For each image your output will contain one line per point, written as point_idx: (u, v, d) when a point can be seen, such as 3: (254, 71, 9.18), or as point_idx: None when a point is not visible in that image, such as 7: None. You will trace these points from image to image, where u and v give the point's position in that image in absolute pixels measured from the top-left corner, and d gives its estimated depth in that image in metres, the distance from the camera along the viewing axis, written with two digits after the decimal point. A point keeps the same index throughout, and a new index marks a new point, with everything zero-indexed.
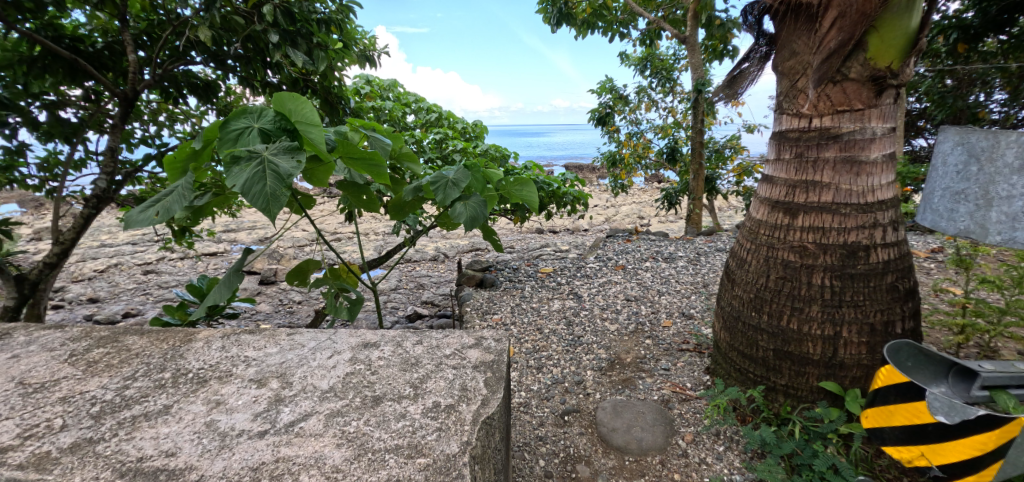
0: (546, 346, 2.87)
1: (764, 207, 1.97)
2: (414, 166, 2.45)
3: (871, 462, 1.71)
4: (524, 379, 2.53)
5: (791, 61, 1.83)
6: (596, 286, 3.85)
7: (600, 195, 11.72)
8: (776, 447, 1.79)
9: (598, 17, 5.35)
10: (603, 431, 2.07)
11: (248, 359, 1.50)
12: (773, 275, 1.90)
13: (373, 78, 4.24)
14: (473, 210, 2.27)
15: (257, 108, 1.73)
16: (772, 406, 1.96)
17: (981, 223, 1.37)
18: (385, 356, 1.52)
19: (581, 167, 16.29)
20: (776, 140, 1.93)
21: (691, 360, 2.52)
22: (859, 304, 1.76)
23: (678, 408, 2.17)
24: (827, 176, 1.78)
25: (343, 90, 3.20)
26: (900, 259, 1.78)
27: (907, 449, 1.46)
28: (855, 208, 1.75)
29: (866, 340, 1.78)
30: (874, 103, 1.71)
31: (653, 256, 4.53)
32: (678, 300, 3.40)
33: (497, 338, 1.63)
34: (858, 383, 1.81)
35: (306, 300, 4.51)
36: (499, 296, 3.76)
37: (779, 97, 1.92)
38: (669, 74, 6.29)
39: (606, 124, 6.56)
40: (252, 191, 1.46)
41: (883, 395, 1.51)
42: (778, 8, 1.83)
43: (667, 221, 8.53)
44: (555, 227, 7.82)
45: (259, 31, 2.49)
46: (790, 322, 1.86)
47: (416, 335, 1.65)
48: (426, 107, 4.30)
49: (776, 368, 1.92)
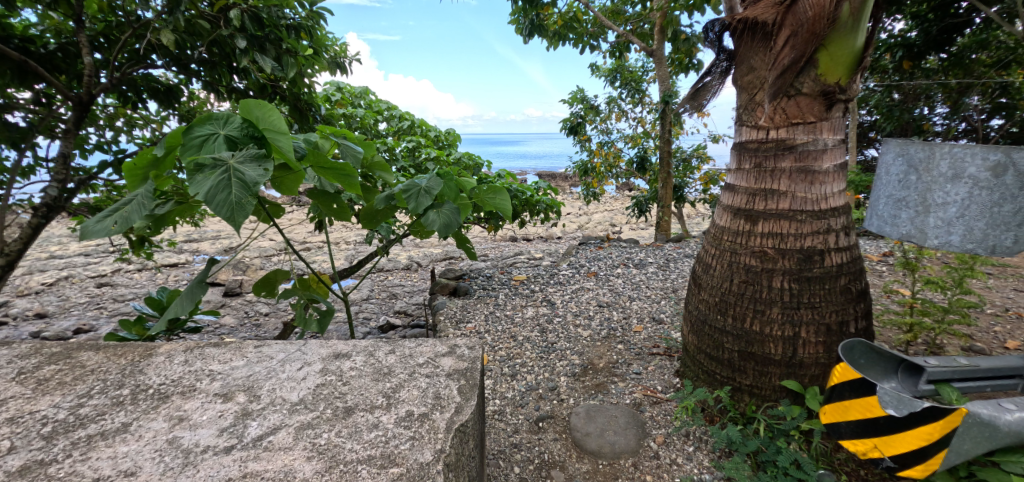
0: (519, 353, 2.89)
1: (727, 214, 2.05)
2: (387, 174, 2.43)
3: (830, 456, 1.79)
4: (498, 387, 2.54)
5: (749, 76, 1.94)
6: (568, 292, 3.90)
7: (573, 204, 11.85)
8: (743, 445, 1.85)
9: (569, 29, 5.49)
10: (578, 436, 2.10)
11: (213, 373, 1.47)
12: (736, 280, 1.98)
13: (345, 85, 4.20)
14: (447, 218, 2.27)
15: (223, 114, 1.69)
16: (738, 406, 2.03)
17: (920, 227, 1.46)
18: (357, 366, 1.50)
19: (554, 177, 16.51)
20: (737, 151, 2.02)
21: (661, 364, 2.59)
22: (815, 305, 1.85)
23: (649, 411, 2.22)
24: (784, 185, 1.87)
25: (314, 97, 3.17)
26: (852, 262, 1.88)
27: (861, 442, 1.52)
28: (810, 215, 1.85)
29: (822, 340, 1.87)
30: (825, 116, 1.82)
31: (624, 263, 4.63)
32: (649, 305, 3.49)
33: (470, 346, 1.63)
34: (816, 381, 1.90)
35: (273, 313, 4.40)
36: (472, 305, 3.77)
37: (739, 110, 2.01)
38: (639, 85, 6.45)
39: (577, 133, 6.68)
40: (217, 199, 1.44)
41: (838, 390, 1.58)
42: (736, 25, 1.91)
43: (638, 228, 8.69)
44: (529, 235, 7.90)
45: (226, 35, 2.46)
46: (752, 325, 1.94)
47: (388, 345, 1.64)
48: (399, 114, 4.30)
49: (741, 369, 2.00)
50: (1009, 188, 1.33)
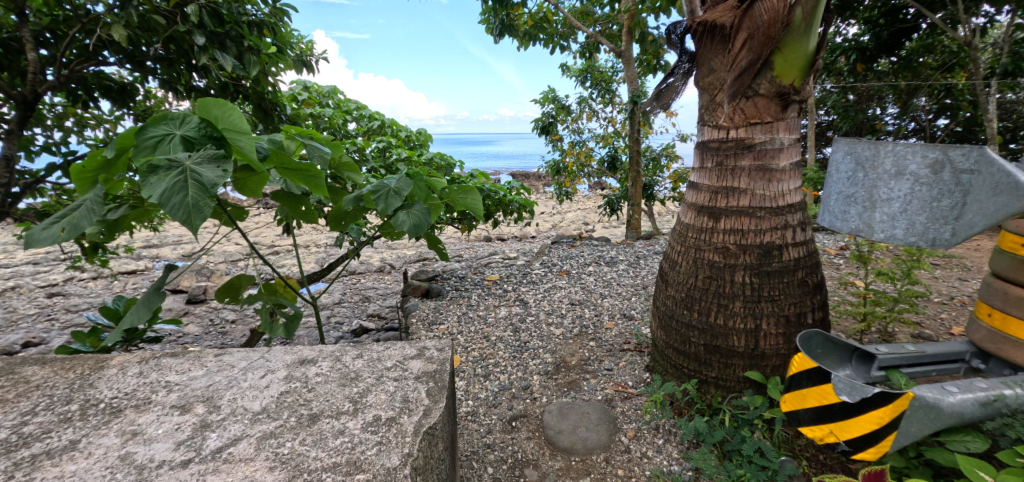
0: (492, 354, 2.89)
1: (691, 211, 2.11)
2: (355, 175, 2.38)
3: (791, 443, 1.86)
4: (471, 388, 2.53)
5: (709, 77, 1.99)
6: (541, 291, 3.93)
7: (546, 203, 11.90)
8: (709, 436, 1.91)
9: (539, 29, 5.52)
10: (550, 434, 2.11)
11: (170, 384, 1.41)
12: (701, 275, 2.03)
13: (312, 84, 4.10)
14: (417, 219, 2.25)
15: (180, 114, 1.63)
16: (705, 398, 2.09)
17: (868, 222, 1.55)
18: (323, 372, 1.48)
19: (527, 176, 16.54)
20: (700, 150, 2.07)
21: (632, 360, 2.64)
22: (775, 298, 1.92)
23: (620, 406, 2.26)
24: (744, 183, 1.93)
25: (278, 96, 3.09)
26: (809, 256, 1.96)
27: (818, 428, 1.58)
28: (768, 211, 1.91)
29: (782, 331, 1.94)
30: (781, 116, 1.88)
31: (595, 261, 4.69)
32: (620, 302, 3.55)
33: (439, 348, 1.62)
34: (777, 371, 1.97)
35: (240, 319, 4.26)
36: (445, 306, 3.74)
37: (701, 111, 2.07)
38: (609, 86, 6.53)
39: (549, 133, 6.72)
40: (173, 201, 1.39)
41: (797, 379, 1.64)
42: (696, 28, 1.96)
43: (610, 227, 8.81)
44: (503, 235, 7.91)
45: (183, 32, 2.38)
46: (716, 318, 2.00)
47: (356, 349, 1.61)
48: (369, 114, 4.22)
49: (707, 362, 2.05)
50: (948, 186, 1.38)
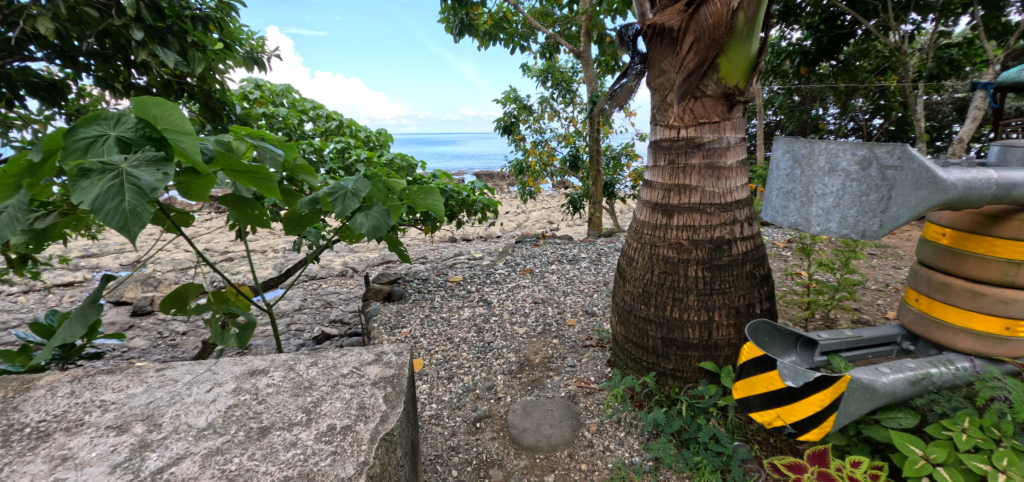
0: (456, 355, 2.87)
1: (646, 208, 2.16)
2: (311, 177, 2.30)
3: (743, 429, 1.94)
4: (434, 391, 2.51)
5: (660, 78, 2.05)
6: (505, 291, 3.94)
7: (511, 203, 11.92)
8: (668, 426, 1.97)
9: (499, 29, 5.52)
10: (514, 433, 2.12)
11: (105, 403, 1.33)
12: (656, 270, 2.09)
13: (264, 82, 3.91)
14: (376, 220, 2.21)
15: (115, 113, 1.54)
16: (663, 389, 2.15)
17: (805, 217, 1.62)
18: (275, 382, 1.43)
19: (491, 176, 16.52)
20: (653, 149, 2.13)
21: (594, 355, 2.69)
22: (726, 290, 2.00)
23: (583, 402, 2.30)
24: (694, 180, 2.00)
25: (227, 94, 2.96)
26: (756, 249, 2.05)
27: (766, 413, 1.66)
28: (717, 207, 1.99)
29: (733, 322, 2.02)
30: (727, 116, 1.96)
31: (558, 259, 4.74)
32: (582, 299, 3.60)
33: (398, 352, 1.59)
34: (730, 360, 2.05)
35: (190, 331, 4.06)
36: (407, 309, 3.69)
37: (653, 111, 2.13)
38: (569, 86, 6.61)
39: (511, 132, 6.74)
40: (107, 207, 1.31)
41: (747, 368, 1.71)
42: (647, 30, 2.02)
43: (574, 225, 8.92)
44: (467, 236, 7.87)
45: (120, 26, 2.24)
46: (672, 312, 2.06)
47: (310, 357, 1.57)
48: (326, 114, 4.10)
49: (664, 354, 2.11)
50: (874, 181, 1.45)
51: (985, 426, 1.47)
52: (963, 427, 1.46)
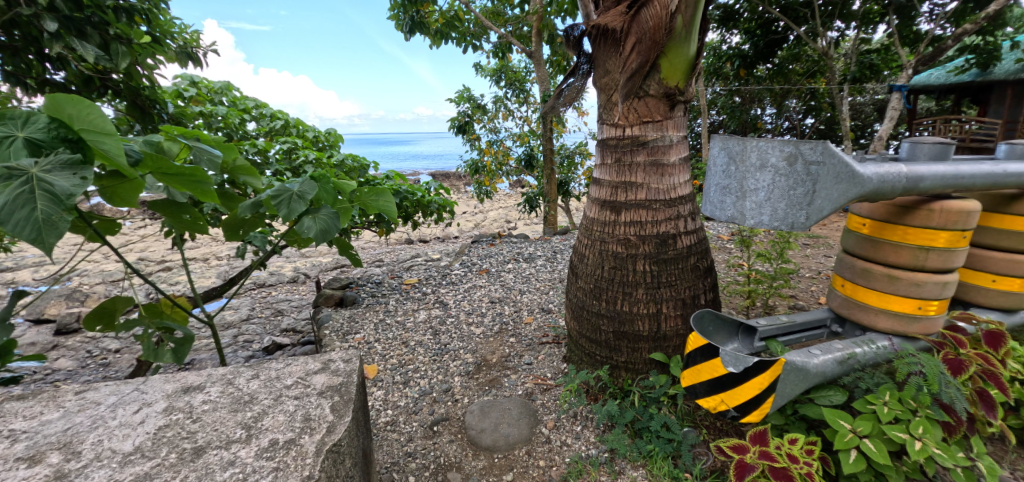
0: (412, 359, 2.82)
1: (595, 206, 2.21)
2: (254, 179, 2.18)
3: (692, 415, 2.02)
4: (390, 397, 2.46)
5: (605, 78, 2.10)
6: (461, 292, 3.91)
7: (468, 203, 11.86)
8: (621, 417, 2.02)
9: (450, 28, 5.47)
10: (472, 434, 2.11)
11: (16, 433, 1.22)
12: (607, 266, 2.13)
13: (201, 79, 3.65)
14: (324, 224, 2.13)
15: (23, 112, 1.39)
16: (616, 382, 2.21)
17: (740, 210, 1.69)
18: (212, 398, 1.35)
19: (447, 176, 16.35)
20: (600, 147, 2.18)
21: (550, 352, 2.72)
22: (672, 283, 2.07)
23: (540, 399, 2.32)
24: (640, 177, 2.06)
25: (157, 92, 2.77)
26: (699, 243, 2.13)
27: (711, 398, 1.73)
28: (662, 203, 2.06)
29: (679, 313, 2.09)
30: (669, 115, 2.03)
31: (514, 258, 4.75)
32: (538, 297, 3.63)
33: (346, 359, 1.55)
34: (678, 350, 2.12)
35: (124, 348, 3.78)
36: (361, 314, 3.59)
37: (600, 110, 2.18)
38: (523, 85, 6.64)
39: (466, 132, 6.69)
40: (16, 216, 1.19)
41: (693, 356, 1.78)
42: (591, 31, 2.05)
43: (531, 224, 8.98)
44: (424, 237, 7.75)
45: (30, 16, 2.05)
46: (622, 306, 2.11)
47: (251, 369, 1.49)
48: (270, 113, 3.92)
49: (616, 348, 2.17)
50: (800, 176, 1.55)
51: (903, 399, 1.60)
52: (884, 401, 1.59)
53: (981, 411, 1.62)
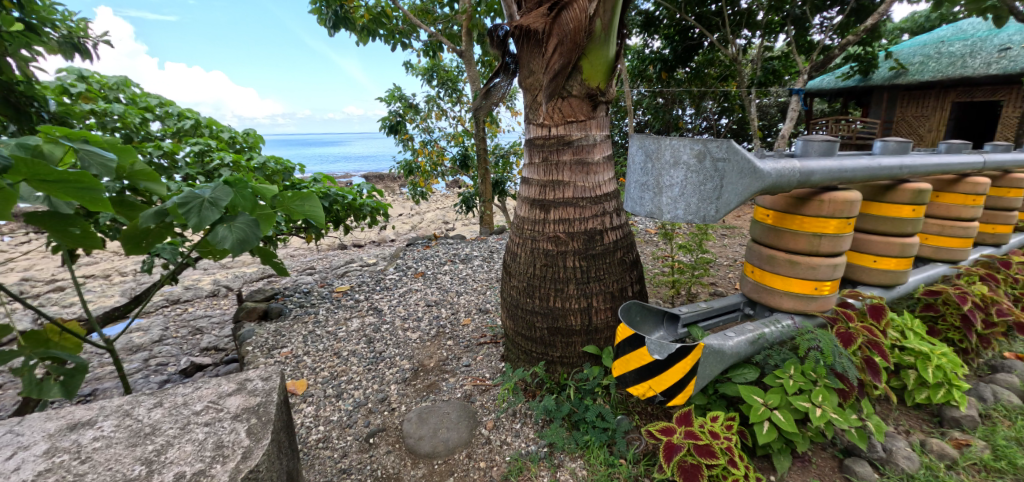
0: (344, 370, 2.70)
1: (525, 205, 2.23)
2: (157, 185, 1.95)
3: (625, 403, 2.09)
4: (321, 412, 2.34)
5: (530, 79, 2.13)
6: (396, 297, 3.80)
7: (403, 205, 11.57)
8: (558, 411, 2.06)
9: (378, 24, 5.29)
10: (410, 442, 2.06)
11: None
12: (539, 264, 2.16)
13: (91, 73, 3.23)
14: (243, 233, 1.96)
15: None
16: (553, 376, 2.24)
17: (657, 206, 1.76)
18: (105, 433, 1.22)
19: (381, 178, 15.85)
20: (528, 147, 2.20)
21: (488, 352, 2.71)
22: (601, 277, 2.14)
23: (479, 400, 2.31)
24: (566, 176, 2.10)
25: (35, 88, 2.45)
26: (625, 237, 2.22)
27: (641, 386, 1.80)
28: (588, 200, 2.11)
29: (609, 305, 2.17)
30: (592, 115, 2.09)
31: (450, 259, 4.70)
32: (476, 297, 3.62)
33: (265, 377, 1.44)
34: (609, 342, 2.20)
35: (6, 383, 3.31)
36: (288, 327, 3.39)
37: (526, 110, 2.20)
38: (455, 85, 6.57)
39: (398, 132, 6.52)
40: None
41: (622, 347, 1.84)
42: (514, 32, 2.07)
43: (469, 224, 8.92)
44: (359, 242, 7.47)
45: None
46: (555, 302, 2.15)
47: (153, 397, 1.36)
48: (177, 112, 3.58)
49: (551, 343, 2.20)
50: (709, 172, 1.65)
51: (806, 371, 1.76)
52: (790, 374, 1.75)
53: (868, 376, 1.81)
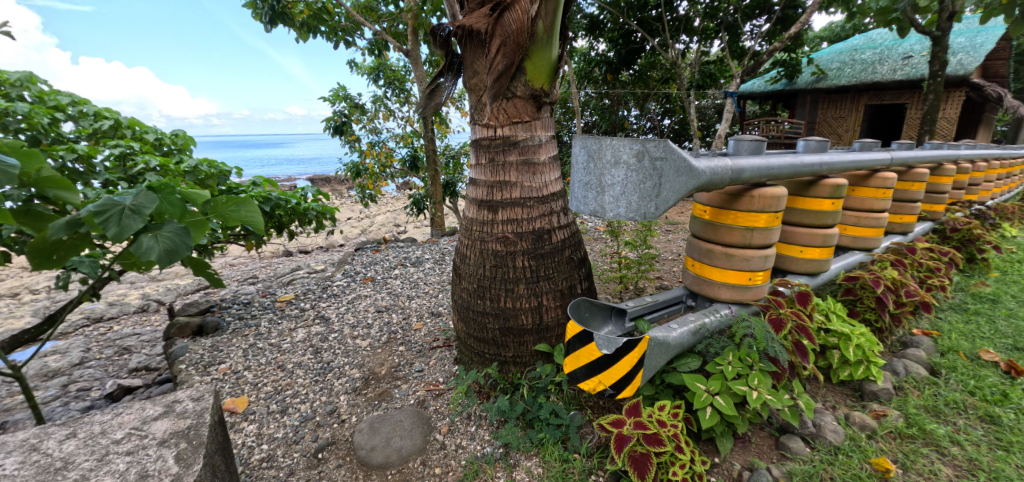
0: (290, 384, 2.58)
1: (473, 206, 2.22)
2: (68, 192, 1.78)
3: (577, 398, 2.13)
4: (265, 429, 2.23)
5: (474, 79, 2.12)
6: (344, 304, 3.67)
7: (352, 208, 11.20)
8: (512, 411, 2.06)
9: (319, 21, 5.09)
10: (362, 454, 2.00)
11: None
12: (488, 265, 2.16)
13: None
14: (171, 243, 1.82)
15: None
16: (506, 377, 2.24)
17: (601, 204, 1.80)
18: (10, 470, 1.18)
19: (327, 180, 15.28)
20: (475, 147, 2.19)
21: (441, 356, 2.67)
22: (550, 276, 2.16)
23: (432, 405, 2.27)
24: (513, 176, 2.11)
25: None
26: (573, 236, 2.25)
27: (591, 380, 1.83)
28: (535, 200, 2.13)
29: (559, 303, 2.20)
30: (537, 116, 2.11)
31: (401, 263, 4.60)
32: (428, 301, 3.56)
33: (195, 398, 1.42)
34: (560, 339, 2.22)
35: None
36: (226, 341, 3.19)
37: (472, 111, 2.19)
38: (403, 85, 6.44)
39: (344, 133, 6.30)
40: None
41: (572, 343, 1.87)
42: (456, 32, 2.05)
43: (421, 226, 8.77)
44: (305, 247, 7.16)
45: None
46: (506, 302, 2.15)
47: (66, 428, 1.32)
48: (93, 111, 3.27)
49: (503, 344, 2.20)
50: (648, 171, 1.71)
51: (743, 357, 1.86)
52: (728, 361, 1.84)
53: (797, 358, 1.90)
